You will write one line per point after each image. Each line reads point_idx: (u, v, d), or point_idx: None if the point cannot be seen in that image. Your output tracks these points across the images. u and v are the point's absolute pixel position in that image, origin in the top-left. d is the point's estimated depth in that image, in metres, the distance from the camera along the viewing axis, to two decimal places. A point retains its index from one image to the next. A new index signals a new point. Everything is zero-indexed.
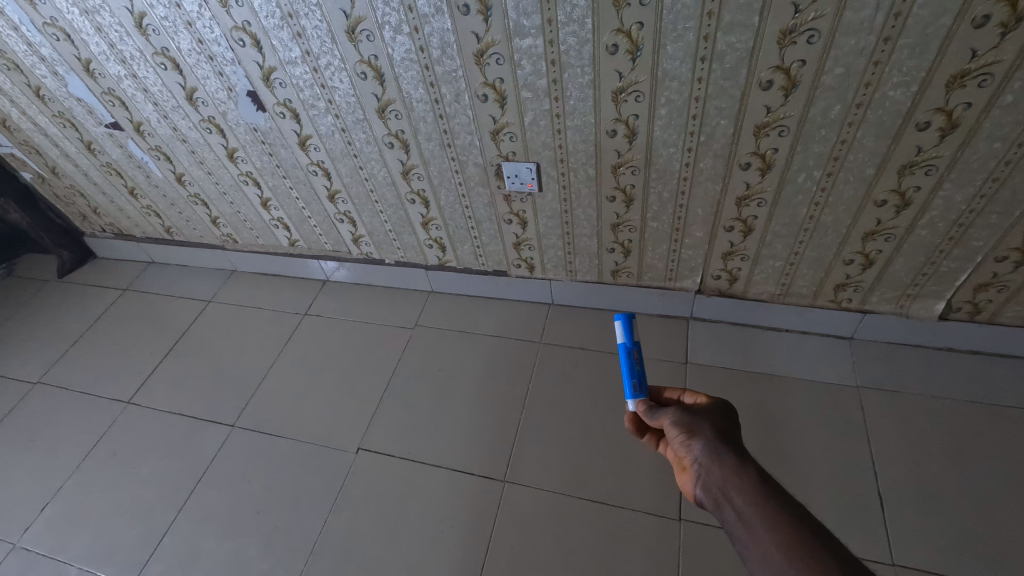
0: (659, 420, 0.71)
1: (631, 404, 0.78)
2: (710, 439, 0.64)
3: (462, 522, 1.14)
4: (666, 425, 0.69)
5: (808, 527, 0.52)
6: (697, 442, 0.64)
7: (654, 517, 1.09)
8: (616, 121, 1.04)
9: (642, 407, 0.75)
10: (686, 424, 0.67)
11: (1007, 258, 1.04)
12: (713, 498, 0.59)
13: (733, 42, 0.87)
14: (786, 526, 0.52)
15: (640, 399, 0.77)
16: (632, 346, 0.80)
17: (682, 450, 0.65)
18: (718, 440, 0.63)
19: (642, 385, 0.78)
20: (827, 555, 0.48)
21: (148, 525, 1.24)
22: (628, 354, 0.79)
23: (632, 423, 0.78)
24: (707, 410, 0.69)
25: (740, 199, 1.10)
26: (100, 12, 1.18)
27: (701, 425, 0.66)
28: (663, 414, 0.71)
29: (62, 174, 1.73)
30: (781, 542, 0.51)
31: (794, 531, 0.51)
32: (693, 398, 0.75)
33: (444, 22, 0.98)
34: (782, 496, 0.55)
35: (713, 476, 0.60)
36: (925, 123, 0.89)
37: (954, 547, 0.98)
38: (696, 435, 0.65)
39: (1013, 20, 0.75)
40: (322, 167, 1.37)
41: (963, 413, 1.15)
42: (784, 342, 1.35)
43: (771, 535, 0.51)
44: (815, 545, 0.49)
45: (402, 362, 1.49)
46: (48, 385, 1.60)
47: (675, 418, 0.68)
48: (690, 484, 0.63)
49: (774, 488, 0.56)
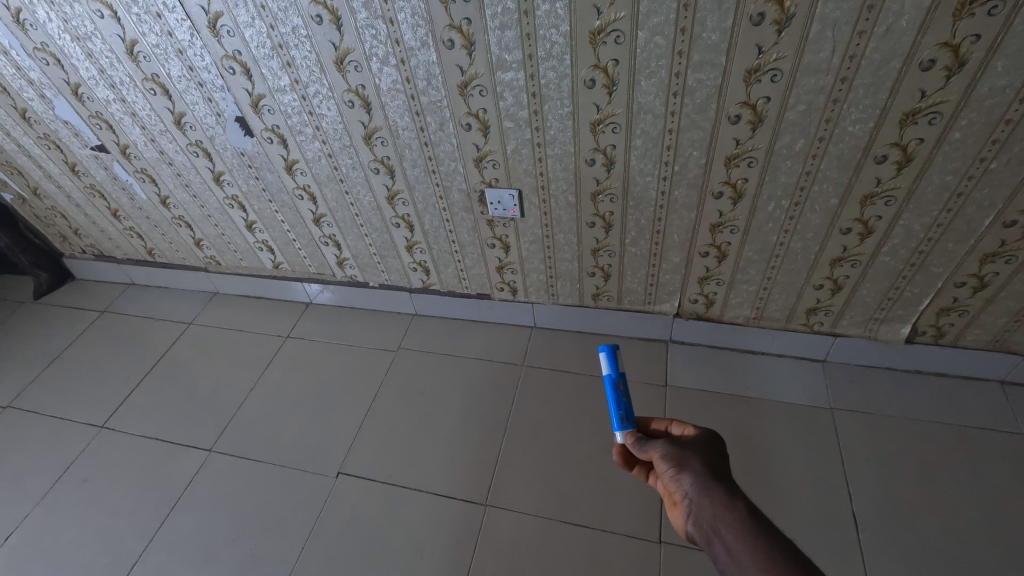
0: (648, 453, 0.70)
1: (619, 435, 0.77)
2: (699, 473, 0.63)
3: (442, 547, 1.13)
4: (655, 458, 0.69)
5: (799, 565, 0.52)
6: (686, 476, 0.64)
7: (634, 540, 1.09)
8: (594, 151, 1.08)
9: (630, 440, 0.74)
10: (675, 458, 0.67)
11: (965, 284, 1.09)
12: (704, 535, 0.59)
13: (703, 79, 0.93)
14: (777, 564, 0.52)
15: (629, 432, 0.76)
16: (618, 377, 0.79)
17: (672, 484, 0.65)
18: (707, 473, 0.63)
19: (630, 417, 0.78)
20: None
21: (118, 554, 1.20)
22: (613, 385, 0.79)
23: (621, 456, 0.76)
24: (694, 441, 0.69)
25: (714, 226, 1.15)
26: (91, 39, 1.20)
27: (690, 458, 0.66)
28: (652, 447, 0.70)
29: (44, 195, 1.72)
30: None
31: (784, 569, 0.51)
32: (681, 428, 0.75)
33: (430, 55, 1.02)
34: (772, 531, 0.55)
35: (704, 512, 0.60)
36: (882, 157, 0.94)
37: (926, 566, 1.00)
38: (685, 469, 0.65)
39: (956, 64, 0.81)
40: (308, 191, 1.39)
41: (931, 433, 1.19)
42: (760, 364, 1.38)
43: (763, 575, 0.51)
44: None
45: (384, 385, 1.49)
46: (17, 409, 1.56)
47: (664, 452, 0.68)
48: (681, 519, 0.63)
49: (764, 523, 0.56)
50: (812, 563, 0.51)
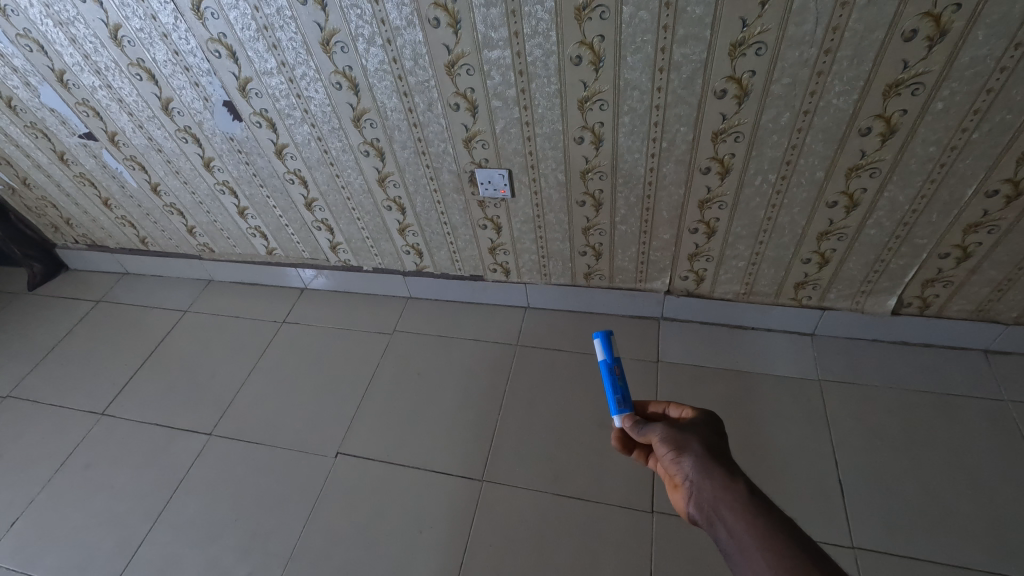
0: (647, 436, 0.71)
1: (616, 420, 0.76)
2: (700, 455, 0.64)
3: (440, 522, 1.16)
4: (654, 442, 0.69)
5: (798, 542, 0.52)
6: (686, 458, 0.64)
7: (627, 510, 1.13)
8: (583, 129, 1.09)
9: (628, 423, 0.74)
10: (675, 441, 0.67)
11: (949, 254, 1.11)
12: (705, 516, 0.59)
13: (688, 54, 0.93)
14: (775, 542, 0.52)
15: (625, 415, 0.75)
16: (612, 361, 0.79)
17: (672, 466, 0.65)
18: (707, 455, 0.63)
19: (626, 400, 0.77)
20: (816, 571, 0.49)
21: (124, 536, 1.23)
22: (609, 369, 0.78)
23: (620, 441, 0.77)
24: (693, 423, 0.70)
25: (702, 202, 1.16)
26: (74, 23, 1.19)
27: (690, 440, 0.66)
28: (651, 430, 0.70)
29: (34, 185, 1.72)
30: (772, 560, 0.51)
31: (785, 549, 0.51)
32: (679, 411, 0.75)
33: (416, 35, 1.02)
34: (771, 510, 0.56)
35: (704, 494, 0.60)
36: (867, 129, 0.95)
37: (908, 528, 1.03)
38: (685, 451, 0.65)
39: (938, 34, 0.81)
40: (298, 175, 1.39)
41: (915, 402, 1.22)
42: (751, 339, 1.40)
43: (762, 554, 0.52)
44: (804, 561, 0.50)
45: (381, 367, 1.51)
46: (17, 398, 1.57)
47: (663, 435, 0.68)
48: (682, 501, 0.63)
49: (764, 503, 0.57)
50: (811, 540, 0.51)
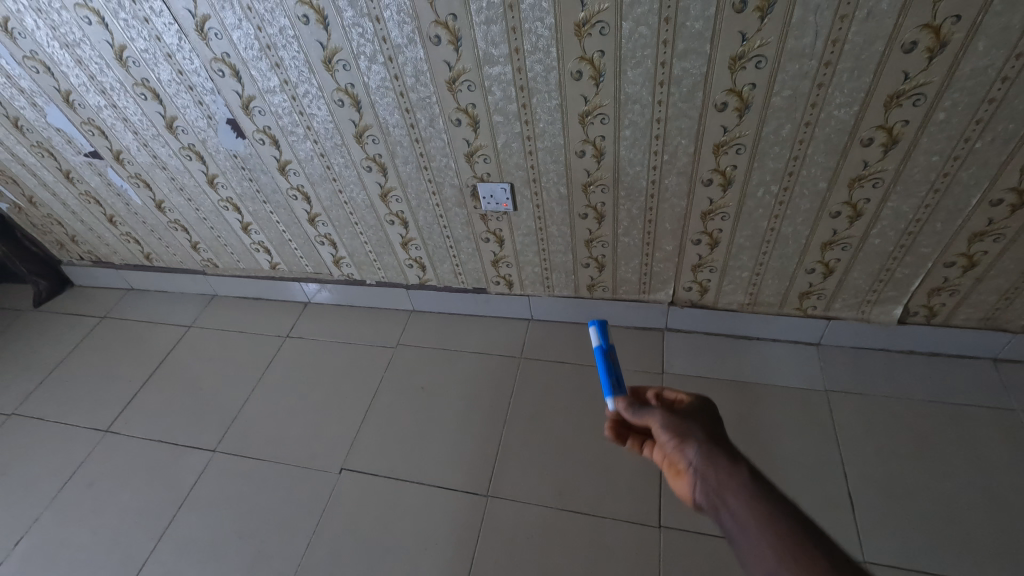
0: (646, 422, 0.69)
1: (612, 407, 0.75)
2: (703, 442, 0.62)
3: (446, 539, 1.14)
4: (654, 428, 0.68)
5: (802, 525, 0.50)
6: (689, 445, 0.63)
7: (635, 525, 1.11)
8: (584, 142, 1.09)
9: (624, 408, 0.73)
10: (676, 428, 0.65)
11: (955, 263, 1.10)
12: (709, 502, 0.58)
13: (689, 68, 0.93)
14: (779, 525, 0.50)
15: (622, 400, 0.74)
16: (608, 348, 0.78)
17: (674, 454, 0.64)
18: (710, 442, 0.62)
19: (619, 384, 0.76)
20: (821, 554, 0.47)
21: (128, 555, 1.22)
22: (604, 355, 0.77)
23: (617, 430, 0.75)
24: (693, 410, 0.68)
25: (705, 213, 1.16)
26: (80, 45, 1.21)
27: (692, 427, 0.65)
28: (651, 416, 0.69)
29: (40, 203, 1.73)
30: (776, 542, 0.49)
31: (790, 531, 0.50)
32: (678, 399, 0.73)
33: (417, 52, 1.03)
34: (775, 492, 0.54)
35: (707, 480, 0.59)
36: (869, 140, 0.95)
37: (920, 542, 1.01)
38: (688, 439, 0.63)
39: (938, 46, 0.82)
40: (302, 191, 1.40)
41: (925, 413, 1.20)
42: (757, 349, 1.40)
43: (767, 536, 0.50)
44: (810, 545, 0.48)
45: (384, 381, 1.50)
46: (21, 417, 1.57)
47: (664, 421, 0.67)
48: (685, 489, 0.62)
49: (769, 487, 0.55)
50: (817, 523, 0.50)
